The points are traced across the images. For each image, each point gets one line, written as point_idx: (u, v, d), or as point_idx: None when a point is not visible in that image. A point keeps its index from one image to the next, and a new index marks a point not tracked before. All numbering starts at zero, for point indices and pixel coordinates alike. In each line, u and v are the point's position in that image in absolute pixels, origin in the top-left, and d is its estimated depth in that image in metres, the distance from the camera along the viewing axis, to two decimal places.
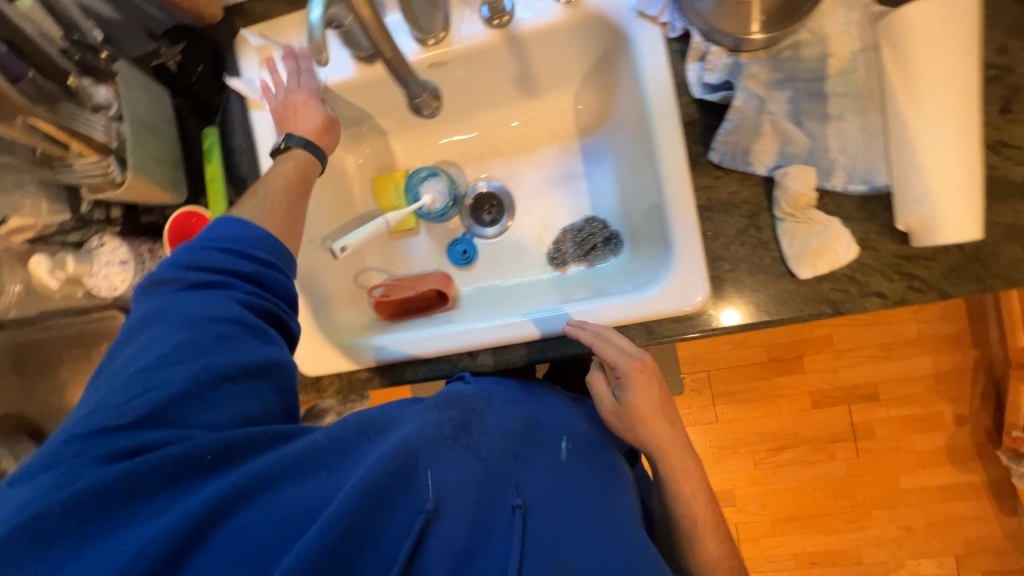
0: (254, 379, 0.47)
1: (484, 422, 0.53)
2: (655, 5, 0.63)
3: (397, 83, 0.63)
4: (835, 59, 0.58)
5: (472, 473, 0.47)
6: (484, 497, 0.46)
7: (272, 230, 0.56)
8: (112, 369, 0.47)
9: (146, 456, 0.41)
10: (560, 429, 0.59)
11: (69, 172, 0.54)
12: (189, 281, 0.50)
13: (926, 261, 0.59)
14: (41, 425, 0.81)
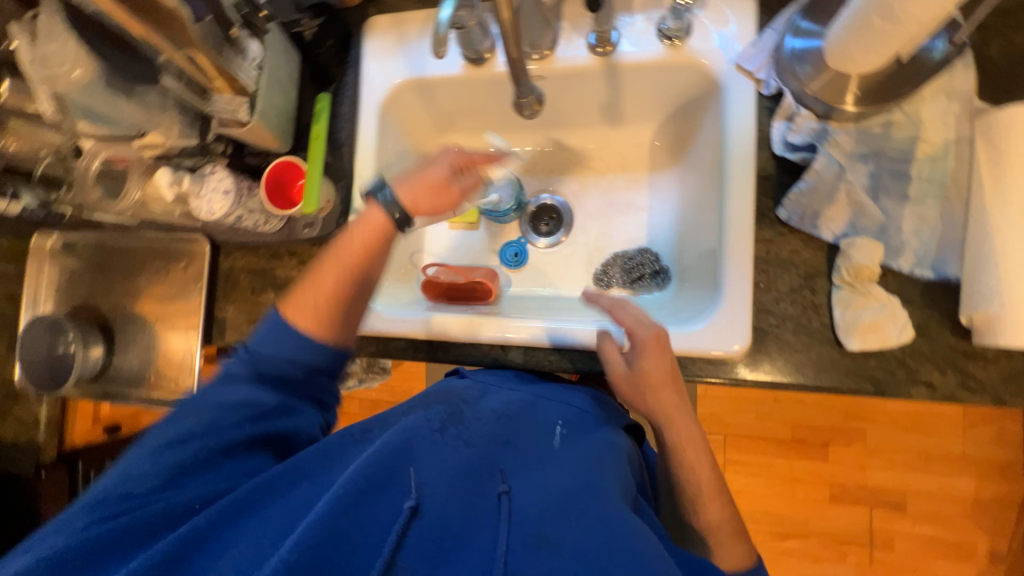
0: (261, 451, 0.56)
1: (473, 423, 0.61)
2: (754, 61, 0.65)
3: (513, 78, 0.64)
4: (927, 144, 0.59)
5: (457, 462, 0.55)
6: (472, 487, 0.53)
7: (327, 345, 0.61)
8: (156, 432, 0.54)
9: (163, 498, 0.50)
10: (556, 415, 0.66)
11: (212, 104, 0.62)
12: (232, 375, 0.58)
13: (984, 362, 0.58)
14: (111, 321, 0.90)
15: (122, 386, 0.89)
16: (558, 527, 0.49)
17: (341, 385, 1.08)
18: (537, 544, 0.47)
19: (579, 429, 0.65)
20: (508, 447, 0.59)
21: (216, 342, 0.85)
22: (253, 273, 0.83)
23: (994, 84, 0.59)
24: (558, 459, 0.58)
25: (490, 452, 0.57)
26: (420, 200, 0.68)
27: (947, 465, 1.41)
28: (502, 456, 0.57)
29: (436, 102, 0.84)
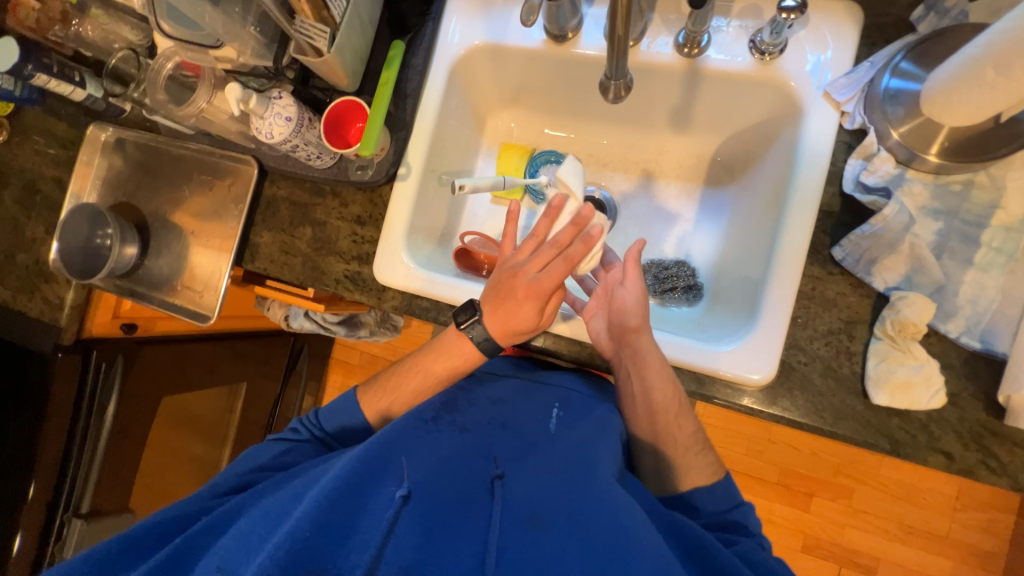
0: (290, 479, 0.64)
1: (467, 415, 0.66)
2: (845, 91, 0.62)
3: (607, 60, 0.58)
4: (1005, 212, 0.57)
5: (451, 451, 0.60)
6: (468, 473, 0.58)
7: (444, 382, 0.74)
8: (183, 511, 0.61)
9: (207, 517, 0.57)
10: (553, 399, 0.70)
11: (294, 28, 0.60)
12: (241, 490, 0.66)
13: (1011, 445, 0.56)
14: (150, 224, 0.92)
15: (148, 290, 0.91)
16: (549, 505, 0.54)
17: (353, 334, 1.08)
18: (527, 523, 0.52)
19: (579, 410, 0.68)
20: (501, 439, 0.63)
21: (245, 265, 0.86)
22: (294, 206, 0.84)
23: None
24: (554, 442, 0.62)
25: (484, 439, 0.63)
26: (505, 336, 0.67)
27: (928, 541, 1.39)
28: (496, 443, 0.62)
29: (506, 72, 0.83)
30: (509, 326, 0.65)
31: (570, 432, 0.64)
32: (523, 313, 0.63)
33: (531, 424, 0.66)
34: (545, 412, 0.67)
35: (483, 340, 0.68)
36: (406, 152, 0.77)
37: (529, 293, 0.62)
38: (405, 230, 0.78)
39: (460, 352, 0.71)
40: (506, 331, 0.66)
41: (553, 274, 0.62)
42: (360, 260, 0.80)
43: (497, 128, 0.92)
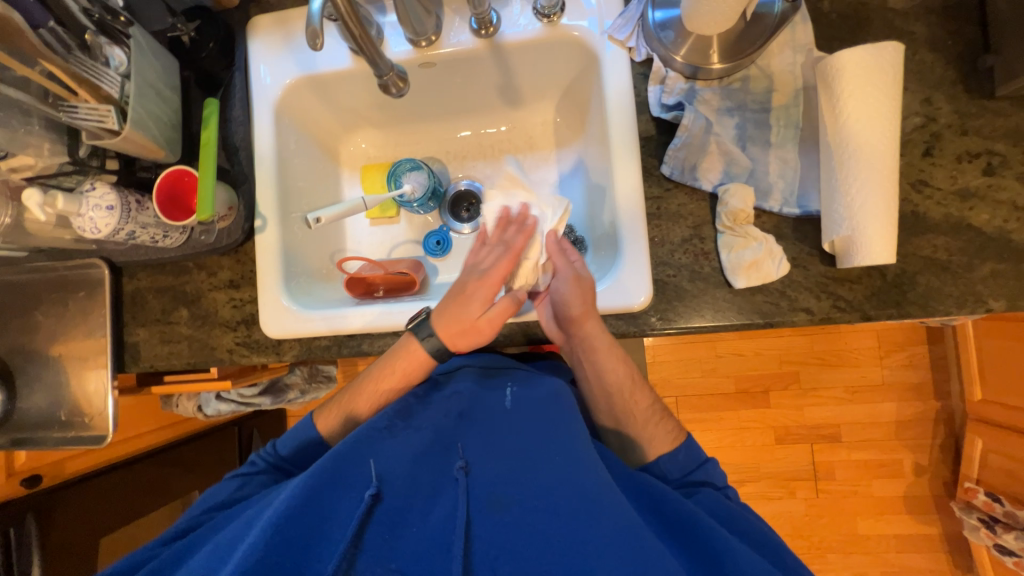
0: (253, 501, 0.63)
1: (423, 414, 0.65)
2: (624, 31, 0.69)
3: (364, 62, 0.58)
4: (779, 94, 0.65)
5: (413, 449, 0.60)
6: (431, 468, 0.58)
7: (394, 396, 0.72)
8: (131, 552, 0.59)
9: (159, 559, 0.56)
10: (511, 378, 0.70)
11: (71, 115, 0.56)
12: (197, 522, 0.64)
13: (851, 284, 0.64)
14: (9, 362, 0.83)
15: (31, 431, 0.83)
16: (514, 495, 0.55)
17: (282, 399, 1.00)
18: (493, 508, 0.55)
19: (530, 384, 0.68)
20: (460, 425, 0.63)
21: (130, 369, 0.81)
22: (161, 292, 0.79)
23: (831, 32, 0.66)
24: (513, 422, 0.62)
25: (447, 428, 0.63)
26: (458, 341, 0.67)
27: (869, 393, 1.54)
28: (456, 433, 0.62)
29: (335, 99, 0.84)
30: (461, 328, 0.67)
31: (531, 405, 0.64)
32: (472, 312, 0.66)
33: (489, 407, 0.65)
34: (499, 395, 0.67)
35: (437, 349, 0.67)
36: (257, 204, 0.76)
37: (479, 291, 0.66)
38: (280, 278, 0.76)
39: (413, 363, 0.68)
40: (458, 335, 0.67)
41: (502, 266, 0.66)
42: (246, 323, 0.77)
43: (353, 154, 0.93)
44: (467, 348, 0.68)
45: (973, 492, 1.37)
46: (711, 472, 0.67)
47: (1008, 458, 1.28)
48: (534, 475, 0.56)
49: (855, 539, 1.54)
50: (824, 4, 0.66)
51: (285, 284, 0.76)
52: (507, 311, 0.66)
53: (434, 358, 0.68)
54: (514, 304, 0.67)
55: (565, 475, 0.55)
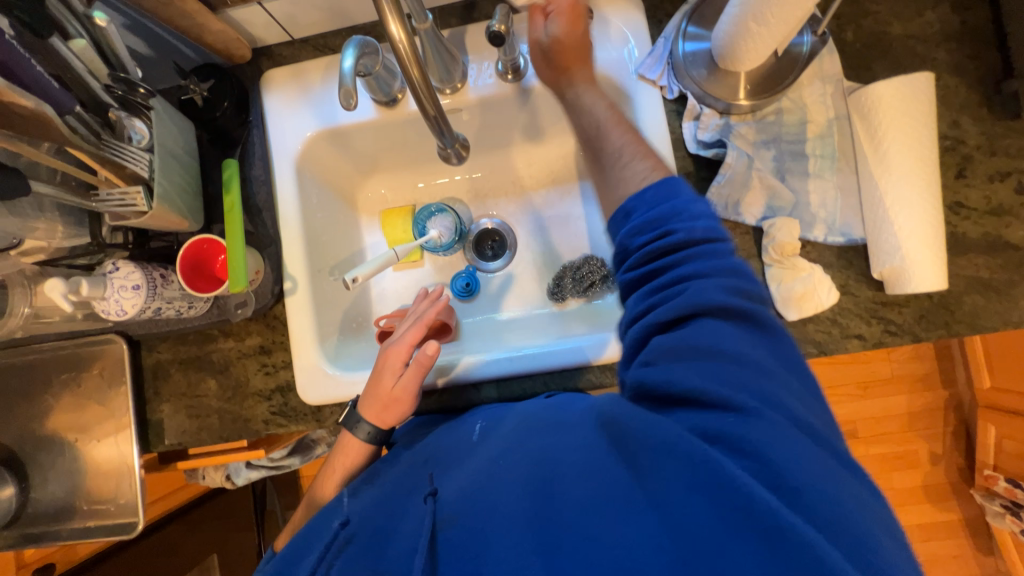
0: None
1: (393, 470, 0.64)
2: (655, 70, 0.69)
3: (433, 134, 0.57)
4: (813, 125, 0.66)
5: (382, 493, 0.60)
6: (398, 507, 0.57)
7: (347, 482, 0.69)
8: None
9: None
10: (484, 416, 0.65)
11: (100, 201, 0.54)
12: None
13: (900, 307, 0.64)
14: (19, 452, 0.77)
15: (48, 524, 0.77)
16: (471, 497, 0.50)
17: (310, 456, 0.96)
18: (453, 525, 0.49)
19: (497, 415, 0.63)
20: (432, 459, 0.61)
21: (155, 448, 0.76)
22: (185, 364, 0.75)
23: (856, 62, 0.67)
24: (479, 445, 0.58)
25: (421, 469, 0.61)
26: (382, 417, 0.67)
27: (882, 387, 1.57)
28: (432, 467, 0.60)
29: (353, 148, 0.81)
30: (382, 405, 0.66)
31: (495, 431, 0.59)
32: (384, 383, 0.65)
33: (457, 442, 0.61)
34: (467, 428, 0.63)
35: (369, 433, 0.67)
36: (285, 266, 0.73)
37: (391, 363, 0.66)
38: (316, 343, 0.73)
39: (351, 454, 0.68)
40: (381, 411, 0.67)
41: (409, 336, 0.67)
42: (281, 390, 0.74)
43: (369, 199, 0.89)
44: (395, 421, 0.67)
45: (993, 478, 1.41)
46: (713, 240, 0.48)
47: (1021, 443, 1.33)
48: (491, 469, 0.51)
49: None
50: (846, 35, 0.67)
51: (321, 345, 0.74)
52: (419, 376, 0.65)
53: (371, 442, 0.68)
54: (421, 368, 0.66)
55: (521, 460, 0.50)
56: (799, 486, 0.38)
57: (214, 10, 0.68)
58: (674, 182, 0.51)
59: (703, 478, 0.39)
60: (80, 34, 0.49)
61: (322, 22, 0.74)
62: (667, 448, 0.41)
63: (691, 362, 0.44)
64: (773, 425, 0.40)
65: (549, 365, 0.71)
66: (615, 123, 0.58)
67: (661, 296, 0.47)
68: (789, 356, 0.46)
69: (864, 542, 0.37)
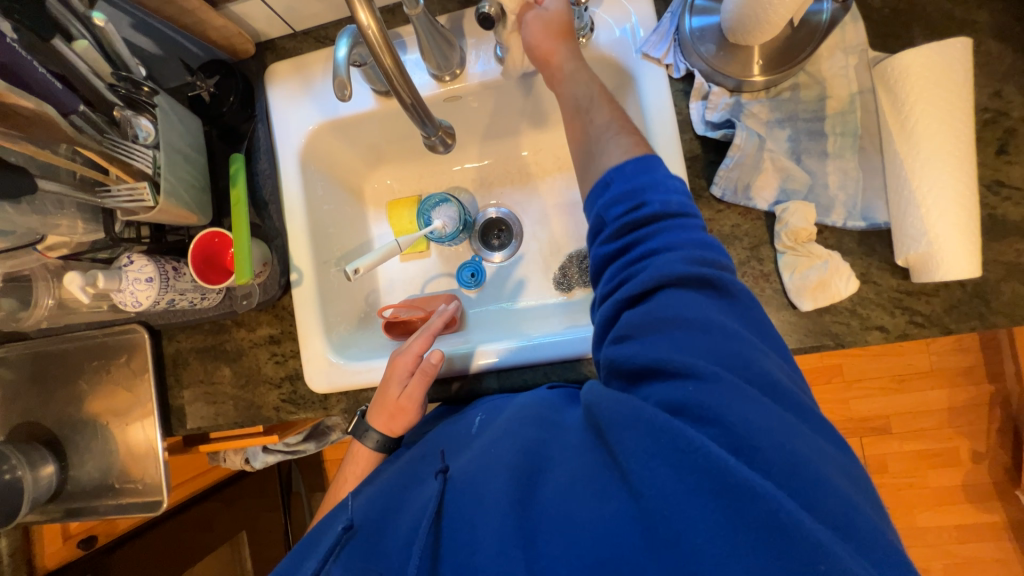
0: None
1: (387, 470, 0.66)
2: (660, 47, 0.65)
3: (414, 122, 0.56)
4: (834, 100, 0.61)
5: (391, 480, 0.62)
6: (407, 491, 0.59)
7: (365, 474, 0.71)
8: None
9: None
10: (478, 408, 0.67)
11: (110, 197, 0.56)
12: None
13: (928, 297, 0.60)
14: (58, 433, 0.83)
15: (86, 500, 0.83)
16: (461, 489, 0.53)
17: (325, 441, 0.99)
18: (457, 508, 0.51)
19: (496, 408, 0.65)
20: (427, 455, 0.64)
21: (177, 431, 0.80)
22: (202, 353, 0.79)
23: (885, 29, 0.61)
24: (478, 436, 0.61)
25: (425, 458, 0.63)
26: (390, 426, 0.69)
27: (919, 381, 1.47)
28: (426, 465, 0.62)
29: (356, 140, 0.81)
30: (388, 415, 0.69)
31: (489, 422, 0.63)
32: (391, 395, 0.67)
33: (457, 432, 0.65)
34: (468, 421, 0.66)
35: (378, 441, 0.70)
36: (291, 258, 0.75)
37: (397, 374, 0.68)
38: (322, 333, 0.74)
39: (362, 464, 0.72)
40: (389, 420, 0.69)
41: (414, 346, 0.69)
42: (290, 379, 0.76)
43: (376, 191, 0.90)
44: (403, 429, 0.70)
45: None
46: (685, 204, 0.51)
47: None
48: (481, 462, 0.54)
49: (916, 532, 1.49)
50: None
51: (327, 335, 0.75)
52: (424, 385, 0.67)
53: (379, 450, 0.71)
54: (425, 380, 0.67)
55: (509, 454, 0.52)
56: (756, 443, 0.40)
57: (216, 6, 0.69)
58: (651, 159, 0.53)
59: (666, 447, 0.41)
60: (82, 35, 0.51)
61: (322, 13, 0.74)
62: (632, 422, 0.43)
63: (649, 335, 0.47)
64: (736, 390, 0.42)
65: (552, 355, 0.70)
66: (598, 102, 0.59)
67: (632, 271, 0.50)
68: (757, 322, 0.48)
69: (821, 496, 0.39)
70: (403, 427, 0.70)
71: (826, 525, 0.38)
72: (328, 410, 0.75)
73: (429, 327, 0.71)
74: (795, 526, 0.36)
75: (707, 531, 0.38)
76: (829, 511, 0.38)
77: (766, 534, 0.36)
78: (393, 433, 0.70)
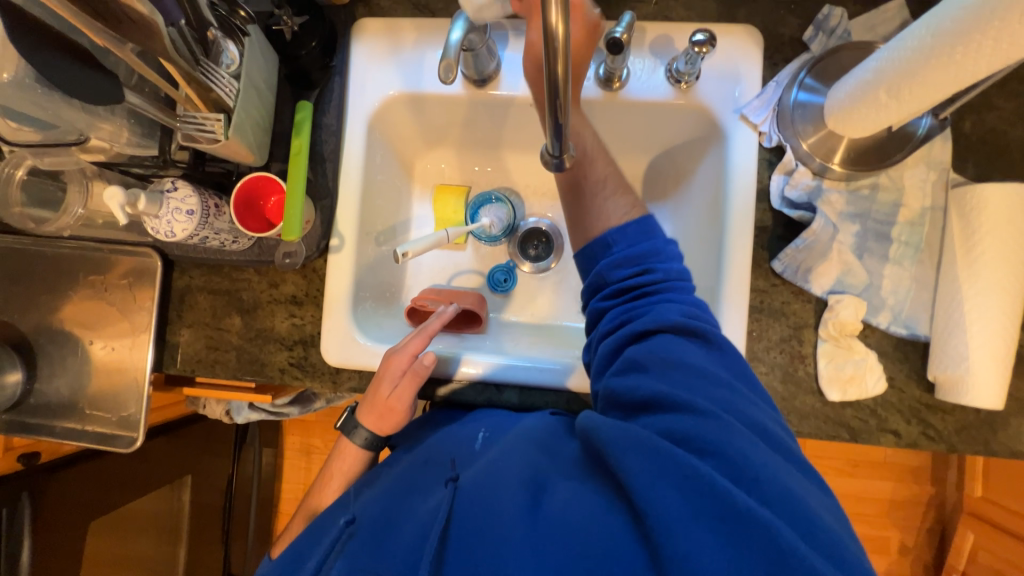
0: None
1: (391, 471, 0.65)
2: (759, 113, 0.66)
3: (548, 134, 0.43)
4: (906, 209, 0.63)
5: (393, 486, 0.61)
6: (411, 496, 0.59)
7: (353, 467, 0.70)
8: None
9: None
10: (482, 422, 0.66)
11: (180, 119, 0.53)
12: None
13: (944, 414, 0.63)
14: (32, 341, 0.77)
15: (47, 418, 0.76)
16: (469, 496, 0.52)
17: (309, 408, 0.96)
18: (462, 515, 0.51)
19: (502, 425, 0.64)
20: (436, 459, 0.63)
21: (167, 370, 0.75)
22: (214, 294, 0.74)
23: (967, 155, 0.64)
24: (484, 450, 0.60)
25: (429, 462, 0.63)
26: (380, 425, 0.68)
27: (871, 470, 1.55)
28: (436, 469, 0.61)
29: (426, 116, 0.78)
30: (377, 414, 0.68)
31: (497, 434, 0.62)
32: (383, 394, 0.66)
33: (461, 440, 0.64)
34: (471, 433, 0.64)
35: (367, 439, 0.69)
36: (336, 222, 0.71)
37: (390, 371, 0.66)
38: (349, 307, 0.72)
39: (348, 460, 0.70)
40: (378, 420, 0.68)
41: (410, 347, 0.66)
42: (303, 344, 0.73)
43: (426, 171, 0.87)
44: (392, 429, 0.69)
45: None
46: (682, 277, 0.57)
47: (994, 556, 1.32)
48: (489, 474, 0.54)
49: None
50: (965, 124, 0.64)
51: (354, 309, 0.72)
52: (415, 387, 0.66)
53: (367, 448, 0.70)
54: (415, 383, 0.66)
55: (512, 470, 0.53)
56: (755, 476, 0.43)
57: None
58: (651, 223, 0.60)
59: (670, 470, 0.43)
60: None
61: None
62: (638, 445, 0.45)
63: (657, 371, 0.51)
64: (729, 427, 0.46)
65: (578, 383, 0.69)
66: (600, 154, 0.64)
67: (634, 313, 0.56)
68: (740, 371, 0.53)
69: (821, 534, 0.41)
70: (391, 427, 0.68)
71: (824, 558, 0.40)
72: (334, 387, 0.72)
73: (426, 324, 0.68)
74: (791, 554, 0.38)
75: (711, 555, 0.39)
76: (830, 548, 0.40)
77: (770, 567, 0.38)
78: (381, 432, 0.69)
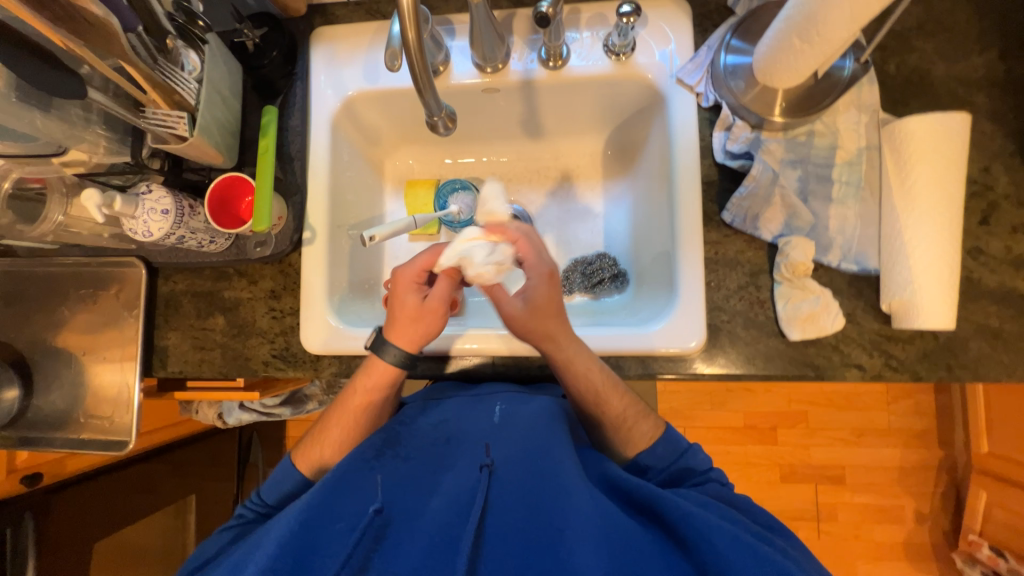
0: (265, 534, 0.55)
1: (411, 435, 0.64)
2: (694, 76, 0.70)
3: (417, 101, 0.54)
4: (843, 151, 0.66)
5: (427, 475, 0.60)
6: (455, 493, 0.56)
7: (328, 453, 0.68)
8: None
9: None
10: (499, 395, 0.67)
11: (144, 118, 0.56)
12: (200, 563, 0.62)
13: (903, 343, 0.64)
14: (28, 357, 0.80)
15: (46, 431, 0.79)
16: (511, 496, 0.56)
17: (301, 410, 0.99)
18: (513, 527, 0.54)
19: (519, 400, 0.66)
20: (468, 440, 0.62)
21: (157, 373, 0.78)
22: (198, 296, 0.77)
23: (896, 96, 0.67)
24: (507, 429, 0.62)
25: (462, 452, 0.61)
26: (413, 337, 0.64)
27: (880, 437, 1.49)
28: (469, 448, 0.61)
29: (387, 113, 0.82)
30: (409, 324, 0.64)
31: (521, 420, 0.62)
32: (412, 307, 0.63)
33: (477, 419, 0.64)
34: (487, 407, 0.65)
35: (398, 355, 0.64)
36: (307, 216, 0.75)
37: (405, 286, 0.64)
38: (324, 294, 0.75)
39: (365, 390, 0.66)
40: (410, 332, 0.64)
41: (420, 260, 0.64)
42: (284, 335, 0.76)
43: (395, 168, 0.91)
44: (425, 340, 0.65)
45: (976, 544, 1.36)
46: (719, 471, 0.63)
47: (1012, 513, 1.28)
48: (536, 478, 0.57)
49: None
50: (890, 67, 0.67)
51: (330, 297, 0.75)
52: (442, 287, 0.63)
53: (399, 367, 0.65)
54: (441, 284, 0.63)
55: (569, 480, 0.55)
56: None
57: None
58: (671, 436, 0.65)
59: (743, 550, 0.48)
60: None
61: None
62: (726, 530, 0.50)
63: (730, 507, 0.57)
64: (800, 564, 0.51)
65: None
66: (614, 390, 0.64)
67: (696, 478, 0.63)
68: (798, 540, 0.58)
69: None
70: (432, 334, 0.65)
71: None
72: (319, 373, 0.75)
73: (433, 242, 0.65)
74: None
75: None
76: None
77: None
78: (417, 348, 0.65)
